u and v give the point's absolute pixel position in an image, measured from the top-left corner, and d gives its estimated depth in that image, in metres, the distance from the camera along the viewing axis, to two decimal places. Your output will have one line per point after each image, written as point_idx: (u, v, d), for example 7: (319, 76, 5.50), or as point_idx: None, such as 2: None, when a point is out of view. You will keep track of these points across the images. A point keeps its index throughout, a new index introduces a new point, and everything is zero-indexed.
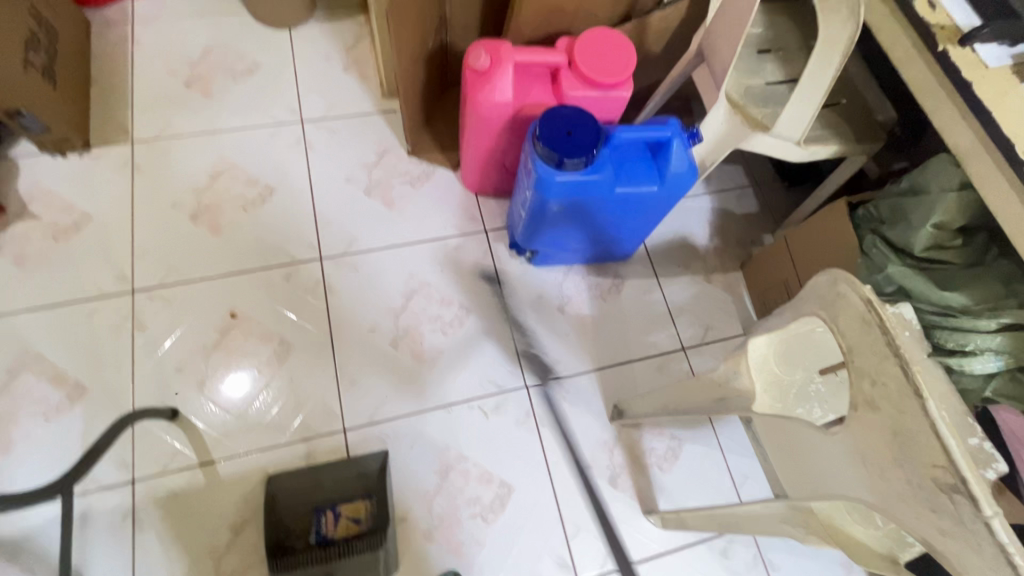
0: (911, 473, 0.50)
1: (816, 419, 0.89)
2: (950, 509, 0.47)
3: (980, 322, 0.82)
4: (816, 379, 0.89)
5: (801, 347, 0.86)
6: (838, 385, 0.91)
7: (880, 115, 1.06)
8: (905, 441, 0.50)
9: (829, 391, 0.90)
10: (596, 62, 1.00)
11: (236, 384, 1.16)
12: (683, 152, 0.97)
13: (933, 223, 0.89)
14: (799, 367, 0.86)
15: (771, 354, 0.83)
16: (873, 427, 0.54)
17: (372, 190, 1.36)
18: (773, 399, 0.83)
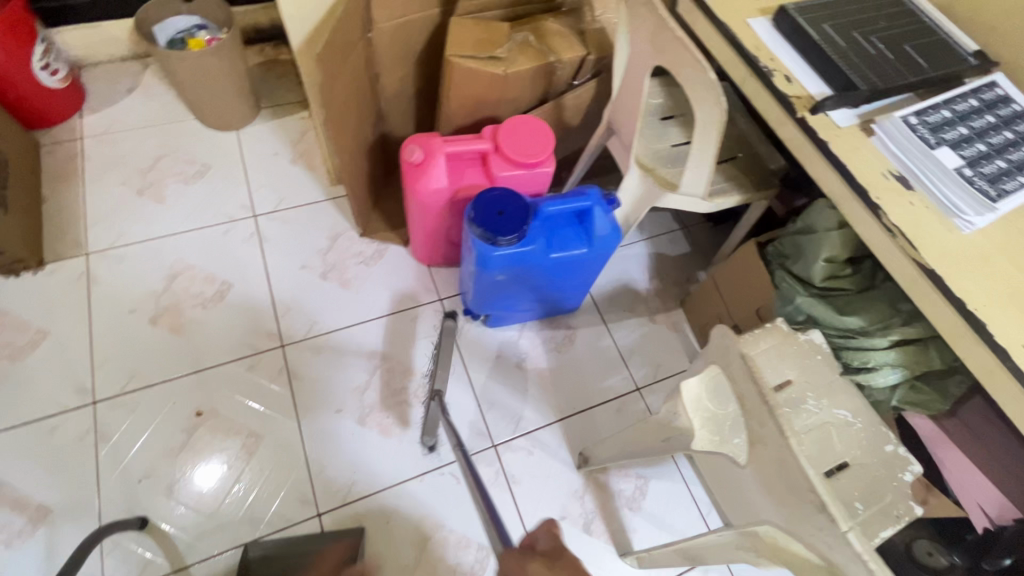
0: (799, 496, 0.69)
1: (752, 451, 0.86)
2: (826, 524, 0.65)
3: (875, 341, 0.94)
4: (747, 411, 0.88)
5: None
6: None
7: (771, 164, 1.21)
8: (787, 470, 0.70)
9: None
10: (519, 146, 1.12)
11: (206, 473, 1.17)
12: (605, 217, 1.09)
13: (824, 257, 1.01)
14: (728, 399, 0.90)
15: (703, 392, 0.92)
16: (768, 459, 0.74)
17: (328, 273, 1.43)
18: (710, 433, 0.90)
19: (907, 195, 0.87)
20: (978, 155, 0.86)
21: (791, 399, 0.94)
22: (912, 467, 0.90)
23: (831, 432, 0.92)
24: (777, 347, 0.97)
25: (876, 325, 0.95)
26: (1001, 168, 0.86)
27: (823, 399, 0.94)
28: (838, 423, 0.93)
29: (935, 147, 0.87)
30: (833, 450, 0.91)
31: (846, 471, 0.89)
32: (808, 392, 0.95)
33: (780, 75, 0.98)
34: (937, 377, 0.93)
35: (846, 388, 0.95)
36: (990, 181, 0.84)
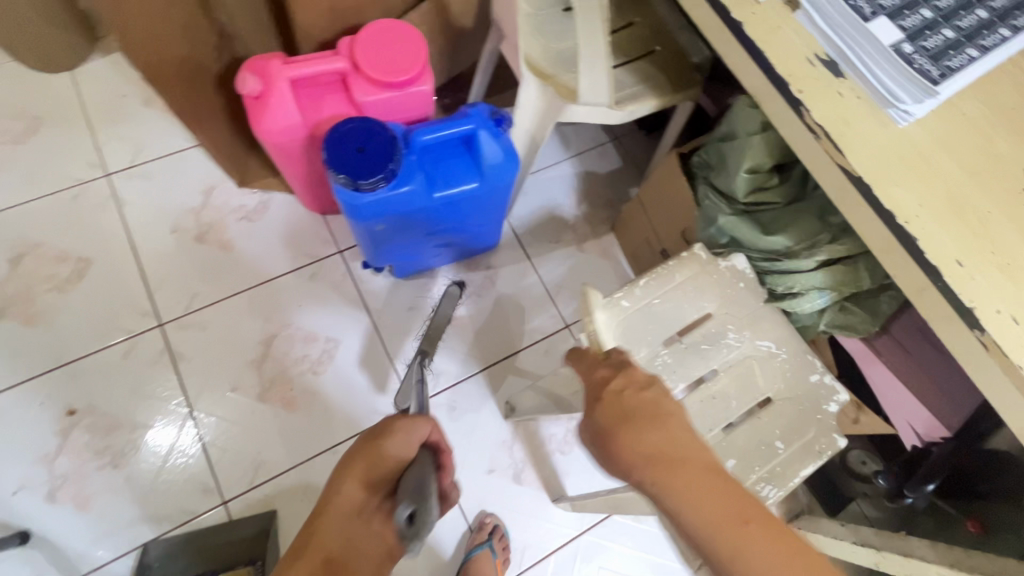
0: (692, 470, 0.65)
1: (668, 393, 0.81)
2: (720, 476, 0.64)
3: (800, 263, 0.82)
4: (662, 350, 0.82)
5: (640, 322, 0.82)
6: (689, 355, 0.83)
7: (694, 57, 1.02)
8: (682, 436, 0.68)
9: (678, 362, 0.82)
10: (382, 60, 0.91)
11: (159, 436, 1.10)
12: (494, 143, 0.91)
13: (746, 168, 0.87)
14: (640, 343, 0.82)
15: (610, 339, 0.81)
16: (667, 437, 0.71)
17: (205, 235, 1.25)
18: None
19: (835, 85, 0.71)
20: (921, 24, 0.70)
21: (709, 335, 0.84)
22: (838, 396, 0.82)
23: (752, 367, 0.84)
24: (693, 279, 0.85)
25: (802, 244, 0.84)
26: (947, 40, 0.70)
27: (745, 331, 0.85)
28: (761, 356, 0.84)
29: (870, 18, 0.69)
30: (754, 386, 0.83)
31: (769, 408, 0.82)
32: (728, 325, 0.84)
33: None
34: (867, 295, 0.84)
35: (770, 317, 0.85)
36: (933, 58, 0.69)
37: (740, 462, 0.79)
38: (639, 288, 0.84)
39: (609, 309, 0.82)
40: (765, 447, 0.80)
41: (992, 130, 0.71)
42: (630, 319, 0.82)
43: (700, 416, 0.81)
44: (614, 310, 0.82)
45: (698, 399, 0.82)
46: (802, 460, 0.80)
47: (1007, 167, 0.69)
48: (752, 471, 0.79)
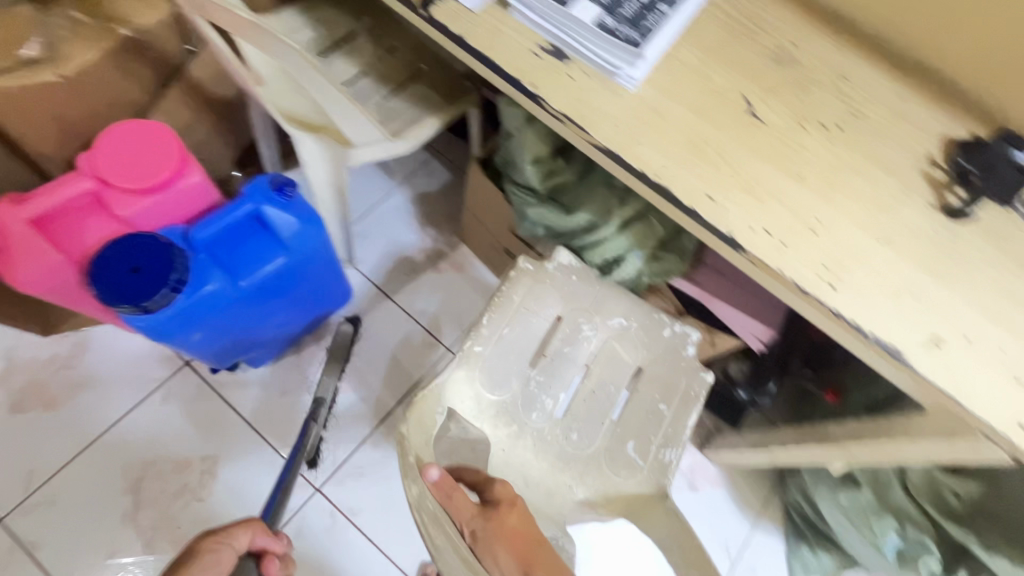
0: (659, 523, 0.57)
1: (553, 408, 0.85)
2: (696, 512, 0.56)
3: (604, 232, 0.87)
4: (532, 374, 0.85)
5: (499, 357, 0.83)
6: (554, 363, 0.86)
7: (459, 66, 1.04)
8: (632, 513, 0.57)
9: (549, 377, 0.86)
10: (131, 166, 0.84)
11: None
12: (285, 214, 0.87)
13: (531, 160, 0.90)
14: (507, 378, 0.83)
15: (479, 389, 0.82)
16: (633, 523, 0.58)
17: (21, 403, 1.10)
18: (507, 426, 0.84)
19: (564, 70, 0.75)
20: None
21: (567, 337, 0.87)
22: (691, 340, 0.85)
23: (615, 348, 0.87)
24: (532, 294, 0.84)
25: (602, 215, 0.88)
26: (640, 4, 0.78)
27: (595, 318, 0.87)
28: (616, 334, 0.87)
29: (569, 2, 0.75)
30: (622, 363, 0.87)
31: (642, 377, 0.86)
32: (579, 321, 0.87)
33: None
34: (674, 239, 0.90)
35: (613, 295, 0.87)
36: (632, 23, 0.76)
37: (639, 441, 0.83)
38: (484, 327, 0.81)
39: (465, 364, 0.81)
40: (651, 414, 0.84)
41: (708, 69, 0.78)
42: (489, 360, 0.82)
43: (585, 415, 0.85)
44: (471, 360, 0.81)
45: (578, 401, 0.85)
46: (687, 411, 0.84)
47: (728, 99, 0.77)
48: (651, 444, 0.82)
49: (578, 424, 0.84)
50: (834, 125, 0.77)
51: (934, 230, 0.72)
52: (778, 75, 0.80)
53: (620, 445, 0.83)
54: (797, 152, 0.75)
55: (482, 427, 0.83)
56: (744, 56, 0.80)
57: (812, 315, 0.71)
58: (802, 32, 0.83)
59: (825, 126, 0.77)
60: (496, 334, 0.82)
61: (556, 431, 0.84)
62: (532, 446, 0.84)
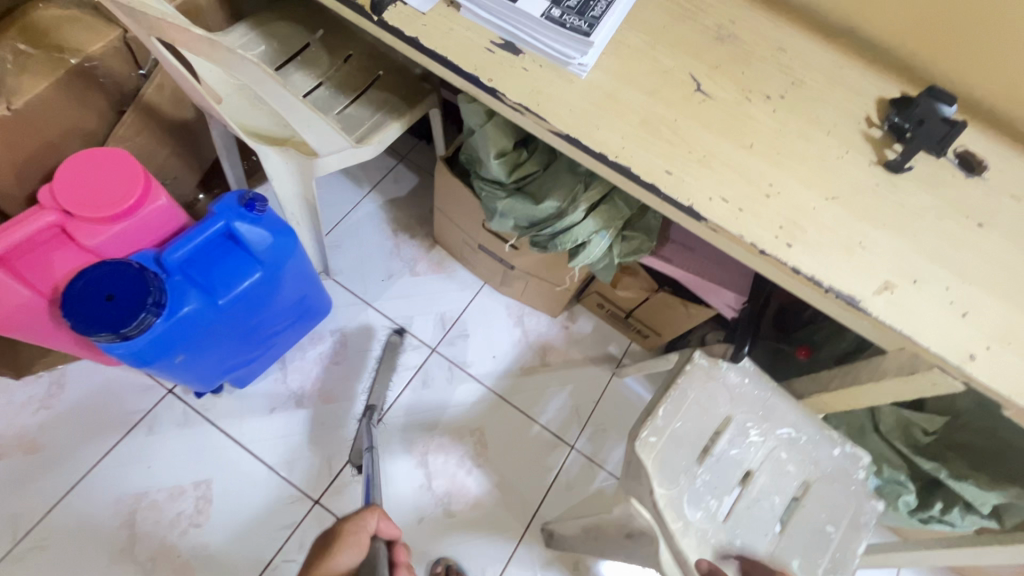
0: None
1: (720, 509, 0.85)
2: None
3: (572, 217, 0.89)
4: (698, 470, 0.86)
5: (671, 450, 0.85)
6: (720, 466, 0.87)
7: (416, 69, 1.06)
8: None
9: (716, 477, 0.86)
10: (93, 195, 0.83)
11: None
12: (256, 227, 0.88)
13: (496, 154, 0.93)
14: (677, 474, 0.84)
15: (653, 478, 0.83)
16: None
17: (0, 449, 1.07)
18: (674, 521, 0.82)
19: (518, 62, 0.78)
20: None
21: (733, 440, 0.89)
22: (862, 464, 0.89)
23: (782, 458, 0.89)
24: (703, 393, 0.89)
25: (569, 200, 0.91)
26: None
27: (764, 424, 0.90)
28: (785, 443, 0.90)
29: None
30: (787, 477, 0.88)
31: (809, 492, 0.88)
32: (747, 424, 0.90)
33: None
34: (639, 217, 0.93)
35: (782, 404, 0.91)
36: (578, 13, 0.79)
37: (804, 559, 0.84)
38: (660, 418, 0.86)
39: (644, 453, 0.83)
40: (818, 533, 0.86)
41: (655, 52, 0.82)
42: (664, 451, 0.84)
43: (748, 523, 0.85)
44: (648, 450, 0.83)
45: (741, 506, 0.86)
46: (854, 537, 0.86)
47: (676, 78, 0.81)
48: (818, 564, 0.84)
49: (742, 529, 0.85)
50: (777, 94, 0.82)
51: (876, 184, 0.77)
52: (720, 52, 0.84)
53: (785, 558, 0.84)
54: (746, 123, 0.79)
55: (649, 516, 0.82)
56: (687, 36, 0.84)
57: (775, 275, 0.75)
58: (739, 10, 0.88)
59: (770, 97, 0.81)
60: (671, 427, 0.85)
61: (719, 535, 0.84)
62: (698, 546, 0.82)
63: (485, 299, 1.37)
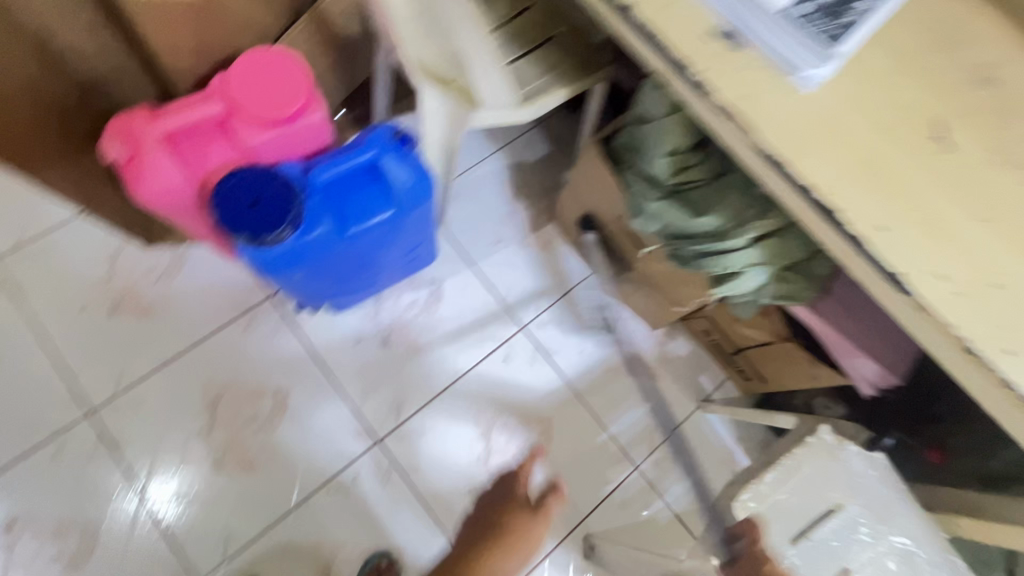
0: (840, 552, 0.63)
1: None
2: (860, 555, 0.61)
3: (733, 242, 0.80)
4: (790, 551, 0.77)
5: (769, 522, 0.76)
6: (816, 553, 0.78)
7: (596, 35, 0.97)
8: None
9: (808, 564, 0.77)
10: (261, 96, 0.83)
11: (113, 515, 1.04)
12: (402, 167, 0.85)
13: (667, 152, 0.84)
14: (767, 548, 0.76)
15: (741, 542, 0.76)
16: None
17: (120, 307, 1.15)
18: None
19: (736, 58, 0.67)
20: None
21: (838, 531, 0.78)
22: None
23: (887, 568, 0.78)
24: (821, 469, 0.79)
25: (733, 223, 0.81)
26: None
27: (879, 526, 0.79)
28: (897, 554, 0.78)
29: None
30: None
31: None
32: (860, 519, 0.79)
33: None
34: (804, 261, 0.82)
35: (903, 509, 0.80)
36: (827, 16, 0.67)
37: None
38: (766, 484, 0.77)
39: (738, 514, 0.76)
40: None
41: (900, 81, 0.69)
42: (760, 520, 0.76)
43: None
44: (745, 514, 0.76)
45: None
46: None
47: (918, 118, 0.67)
48: None
49: None
50: None
51: None
52: (980, 98, 0.69)
53: None
54: (991, 193, 0.65)
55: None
56: (944, 69, 0.70)
57: (972, 380, 0.63)
58: (1017, 51, 0.72)
59: None
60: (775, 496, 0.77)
61: None
62: None
63: (585, 291, 1.30)
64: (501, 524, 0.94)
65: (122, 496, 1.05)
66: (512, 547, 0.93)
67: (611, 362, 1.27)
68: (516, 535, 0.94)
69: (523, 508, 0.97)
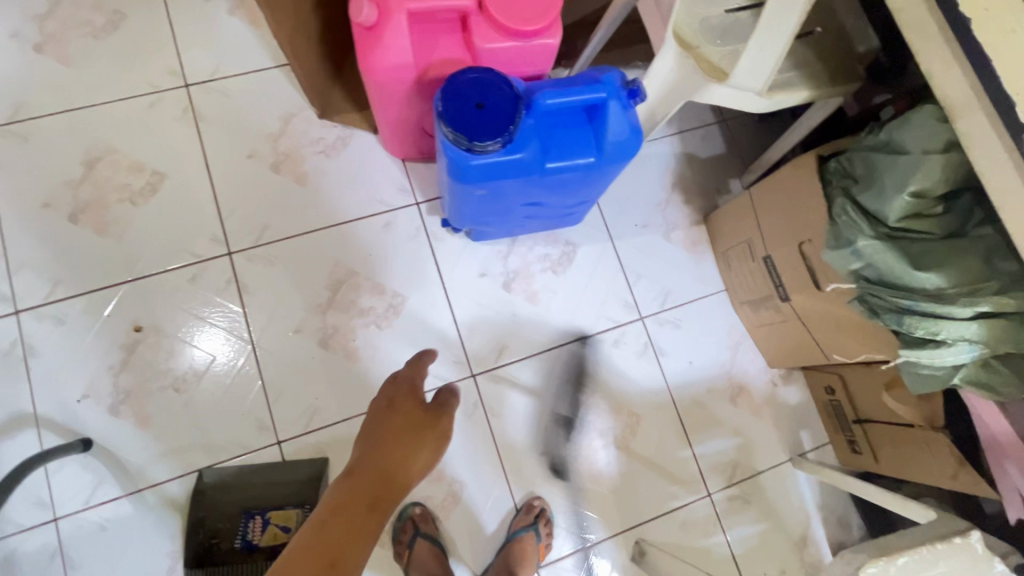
0: None
1: None
2: None
3: (954, 309, 0.72)
4: None
5: None
6: None
7: (859, 47, 0.89)
8: None
9: None
10: (513, 2, 0.80)
11: (218, 347, 1.08)
12: (622, 117, 0.82)
13: (909, 191, 0.76)
14: None
15: None
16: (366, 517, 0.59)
17: (280, 165, 1.18)
18: None
19: None
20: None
21: None
22: None
23: None
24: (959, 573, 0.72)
25: (959, 289, 0.73)
26: None
27: None
28: None
29: None
30: None
31: None
32: None
33: None
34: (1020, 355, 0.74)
35: None
36: None
37: None
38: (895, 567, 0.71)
39: None
40: None
41: None
42: None
43: None
44: None
45: None
46: None
47: None
48: None
49: None
50: None
51: None
52: None
53: None
54: None
55: None
56: None
57: None
58: None
59: None
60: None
61: None
62: None
63: (715, 305, 1.24)
64: (382, 430, 0.65)
65: (216, 321, 1.09)
66: (405, 458, 0.63)
67: (715, 384, 1.21)
68: (416, 434, 0.66)
69: (416, 403, 0.70)
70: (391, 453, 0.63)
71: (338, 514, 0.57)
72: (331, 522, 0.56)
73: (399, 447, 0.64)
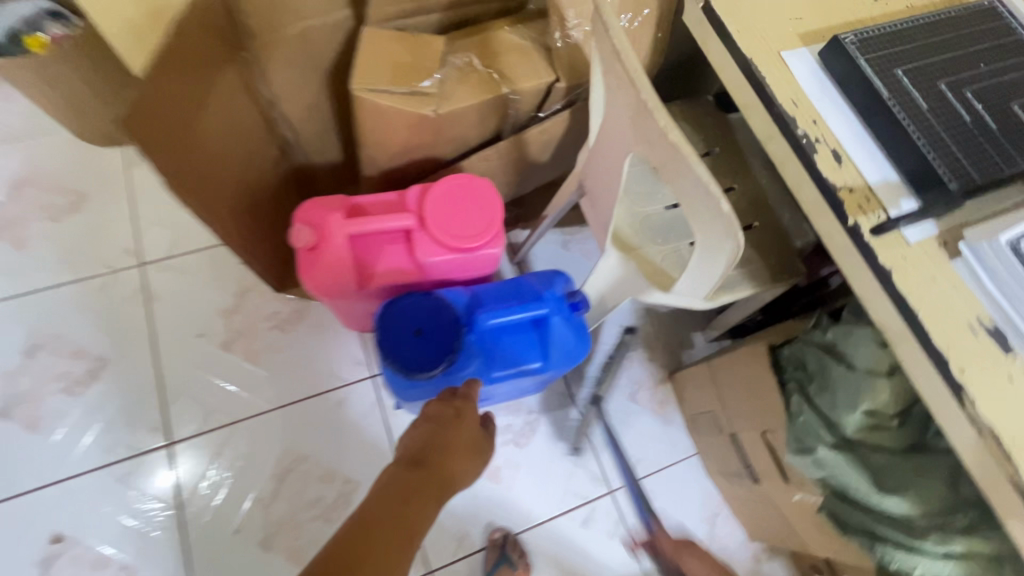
0: None
1: None
2: None
3: (928, 546, 0.71)
4: None
5: None
6: None
7: (796, 241, 0.91)
8: None
9: None
10: (454, 219, 0.82)
11: (143, 555, 0.99)
12: (567, 326, 0.81)
13: (864, 410, 0.75)
14: None
15: None
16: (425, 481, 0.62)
17: (230, 343, 1.15)
18: None
19: (1004, 364, 0.59)
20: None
21: None
22: None
23: None
24: None
25: (930, 522, 0.71)
26: None
27: None
28: None
29: None
30: None
31: None
32: None
33: (826, 151, 0.66)
34: None
35: None
36: None
37: None
38: None
39: None
40: None
41: None
42: None
43: None
44: None
45: None
46: None
47: None
48: None
49: None
50: None
51: None
52: None
53: None
54: None
55: None
56: None
57: None
58: None
59: None
60: None
61: None
62: None
63: (688, 471, 1.18)
64: (451, 424, 0.70)
65: (117, 514, 1.01)
66: (459, 464, 0.67)
67: None
68: (473, 455, 0.71)
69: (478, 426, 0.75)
70: (456, 461, 0.66)
71: (405, 500, 0.59)
72: (401, 501, 0.58)
73: (456, 454, 0.67)
